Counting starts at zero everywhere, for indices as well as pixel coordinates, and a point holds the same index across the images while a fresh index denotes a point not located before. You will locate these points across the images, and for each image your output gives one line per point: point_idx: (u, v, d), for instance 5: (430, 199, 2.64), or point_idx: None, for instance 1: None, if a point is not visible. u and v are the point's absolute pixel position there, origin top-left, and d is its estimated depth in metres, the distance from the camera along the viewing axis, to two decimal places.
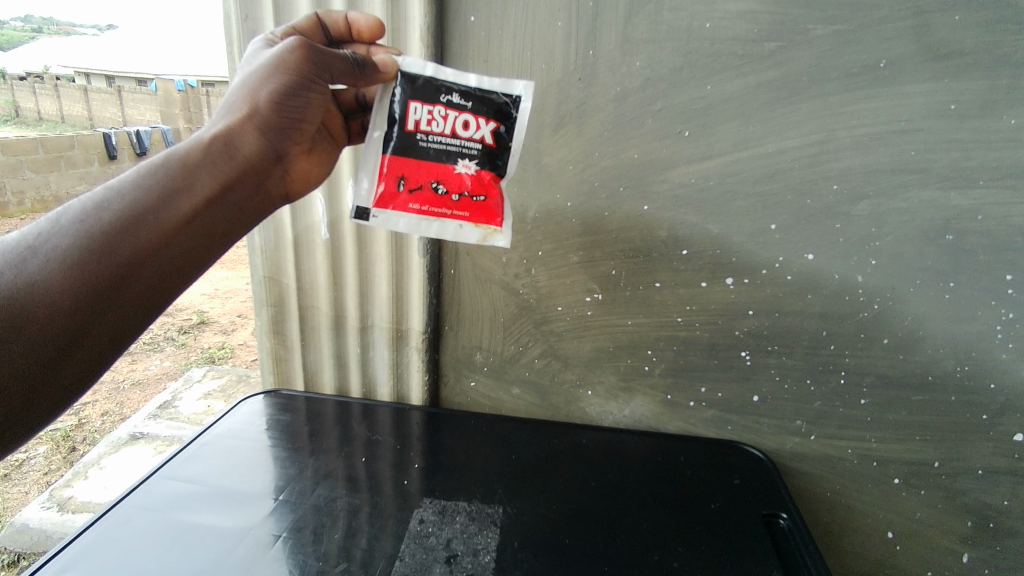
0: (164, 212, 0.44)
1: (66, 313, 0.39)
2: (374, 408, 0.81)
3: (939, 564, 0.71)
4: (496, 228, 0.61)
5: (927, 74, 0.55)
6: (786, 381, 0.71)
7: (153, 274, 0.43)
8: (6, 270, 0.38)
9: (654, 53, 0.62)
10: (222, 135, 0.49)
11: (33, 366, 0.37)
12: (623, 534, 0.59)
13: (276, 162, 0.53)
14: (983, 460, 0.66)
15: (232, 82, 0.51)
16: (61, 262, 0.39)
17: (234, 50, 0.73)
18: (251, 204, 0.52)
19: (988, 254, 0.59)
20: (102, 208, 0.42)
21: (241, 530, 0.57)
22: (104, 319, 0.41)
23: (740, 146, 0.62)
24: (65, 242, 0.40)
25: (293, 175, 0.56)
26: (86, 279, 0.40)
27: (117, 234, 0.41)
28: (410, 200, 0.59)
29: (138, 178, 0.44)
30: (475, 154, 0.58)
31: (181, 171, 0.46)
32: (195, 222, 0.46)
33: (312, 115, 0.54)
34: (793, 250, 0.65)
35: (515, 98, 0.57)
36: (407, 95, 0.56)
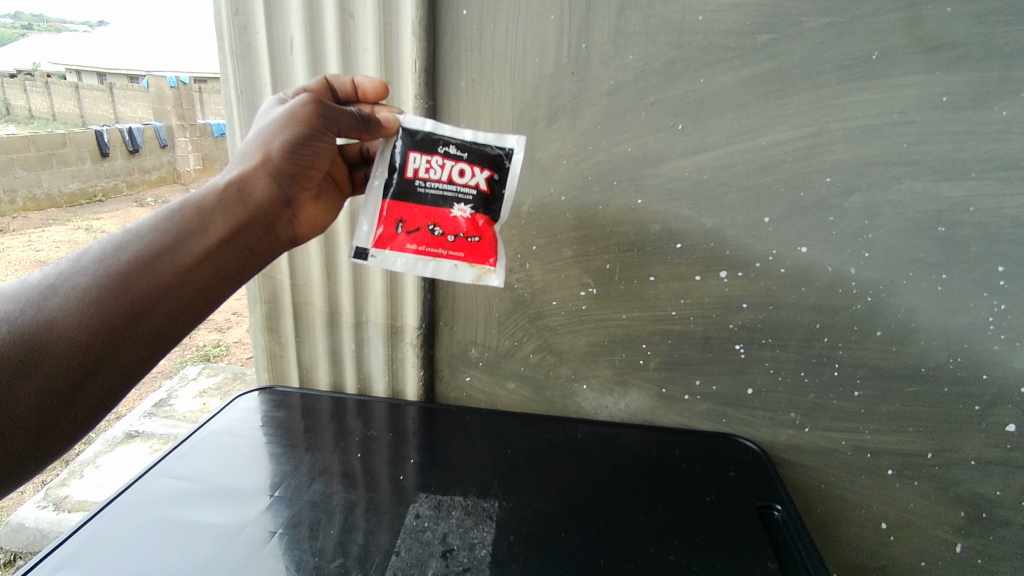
0: (176, 253, 0.47)
1: (80, 349, 0.41)
2: (369, 403, 0.81)
3: (932, 553, 0.72)
4: (491, 266, 0.61)
5: (920, 65, 0.56)
6: (780, 374, 0.71)
7: (165, 312, 0.46)
8: (27, 308, 0.40)
9: (648, 46, 0.62)
10: (236, 182, 0.52)
11: (46, 398, 0.40)
12: (619, 527, 0.59)
13: (284, 206, 0.56)
14: (976, 450, 0.67)
15: (247, 135, 0.55)
16: (78, 301, 0.42)
17: (226, 44, 0.71)
18: (259, 246, 0.54)
19: (980, 246, 0.60)
20: (120, 248, 0.45)
21: (236, 526, 0.57)
22: (115, 353, 0.43)
23: (733, 139, 0.62)
24: (83, 280, 0.43)
25: (303, 216, 0.59)
26: (99, 315, 0.42)
27: (132, 275, 0.44)
28: (406, 242, 0.61)
29: (155, 222, 0.47)
30: (470, 199, 0.60)
31: (195, 215, 0.49)
32: (204, 263, 0.49)
33: (319, 164, 0.57)
34: (786, 243, 0.65)
35: (507, 150, 0.59)
36: (406, 146, 0.59)
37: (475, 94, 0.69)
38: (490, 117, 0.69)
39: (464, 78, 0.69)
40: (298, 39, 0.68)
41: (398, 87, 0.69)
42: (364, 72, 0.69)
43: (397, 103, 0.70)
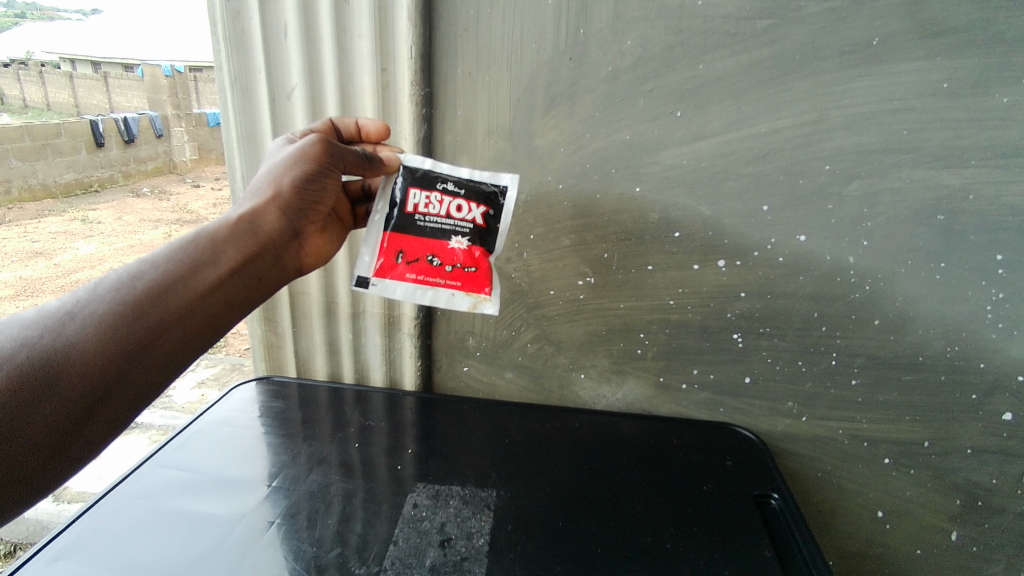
0: (193, 280, 0.49)
1: (96, 373, 0.41)
2: (367, 394, 0.81)
3: (928, 541, 0.72)
4: (486, 295, 0.66)
5: (921, 51, 0.55)
6: (778, 363, 0.71)
7: (178, 338, 0.47)
8: (45, 332, 0.40)
9: (646, 32, 0.61)
10: (248, 214, 0.55)
11: (64, 420, 0.39)
12: (617, 517, 0.59)
13: (291, 237, 0.59)
14: (973, 439, 0.67)
15: (258, 173, 0.59)
16: (96, 325, 0.42)
17: (218, 31, 0.70)
18: (267, 275, 0.57)
19: (979, 234, 0.59)
20: (137, 275, 0.46)
21: (235, 516, 0.57)
22: (131, 375, 0.43)
23: (732, 126, 0.62)
24: (101, 305, 0.43)
25: (305, 247, 0.62)
26: (118, 337, 0.43)
27: (149, 301, 0.45)
28: (406, 271, 0.65)
29: (172, 251, 0.49)
30: (467, 232, 0.64)
31: (209, 245, 0.51)
32: (217, 289, 0.51)
33: (325, 200, 0.61)
34: (785, 231, 0.65)
35: (502, 188, 0.64)
36: (407, 183, 0.64)
37: (471, 82, 0.68)
38: (487, 106, 0.69)
39: (460, 66, 0.68)
40: (292, 26, 0.68)
41: (393, 75, 0.69)
42: (359, 59, 0.68)
43: (392, 91, 0.70)
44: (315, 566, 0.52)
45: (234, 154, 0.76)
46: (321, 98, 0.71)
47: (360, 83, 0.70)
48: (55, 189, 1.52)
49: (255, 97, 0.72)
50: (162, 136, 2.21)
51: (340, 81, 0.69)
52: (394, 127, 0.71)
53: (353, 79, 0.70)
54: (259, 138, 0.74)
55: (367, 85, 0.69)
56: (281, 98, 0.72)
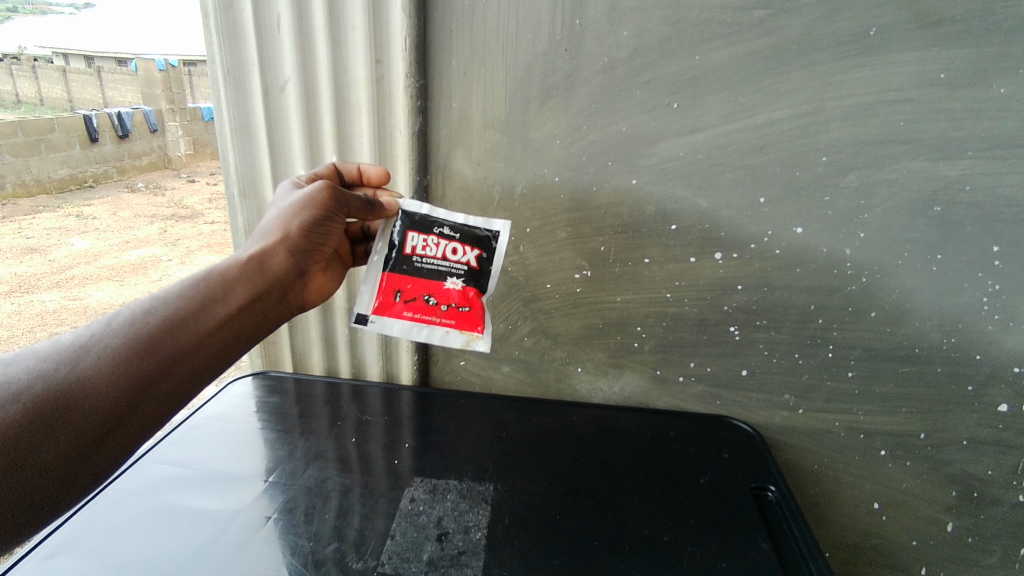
0: (202, 318, 0.50)
1: (106, 405, 0.42)
2: (364, 388, 0.81)
3: (924, 532, 0.73)
4: (479, 333, 0.67)
5: (917, 42, 0.55)
6: (775, 356, 0.71)
7: (184, 372, 0.48)
8: (60, 366, 0.41)
9: (642, 23, 0.61)
10: (258, 254, 0.56)
11: (70, 454, 0.40)
12: (614, 510, 0.59)
13: (298, 275, 0.60)
14: (968, 430, 0.67)
15: (267, 216, 0.60)
16: (108, 358, 0.43)
17: (210, 23, 0.68)
18: (272, 312, 0.58)
19: (975, 225, 0.59)
20: (149, 311, 0.47)
21: (231, 511, 0.57)
22: (137, 410, 0.44)
23: (730, 118, 0.62)
24: (113, 341, 0.44)
25: (309, 283, 0.64)
26: (127, 372, 0.43)
27: (159, 337, 0.46)
28: (404, 309, 0.67)
29: (183, 288, 0.50)
30: (462, 274, 0.66)
31: (219, 283, 0.52)
32: (225, 326, 0.51)
33: (329, 242, 0.62)
34: (782, 224, 0.64)
35: (494, 232, 0.66)
36: (405, 226, 0.66)
37: (466, 74, 0.68)
38: (482, 98, 0.69)
39: (456, 58, 0.68)
40: (285, 17, 0.67)
41: (388, 67, 0.68)
42: (353, 51, 0.68)
43: (387, 84, 0.69)
44: (312, 561, 0.52)
45: (227, 149, 0.75)
46: (315, 90, 0.70)
47: (354, 76, 0.69)
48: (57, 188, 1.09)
49: (247, 90, 0.71)
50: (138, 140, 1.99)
51: (333, 73, 0.69)
52: (389, 120, 0.71)
53: (347, 71, 0.69)
54: (253, 131, 0.74)
55: (362, 78, 0.69)
56: (274, 90, 0.71)
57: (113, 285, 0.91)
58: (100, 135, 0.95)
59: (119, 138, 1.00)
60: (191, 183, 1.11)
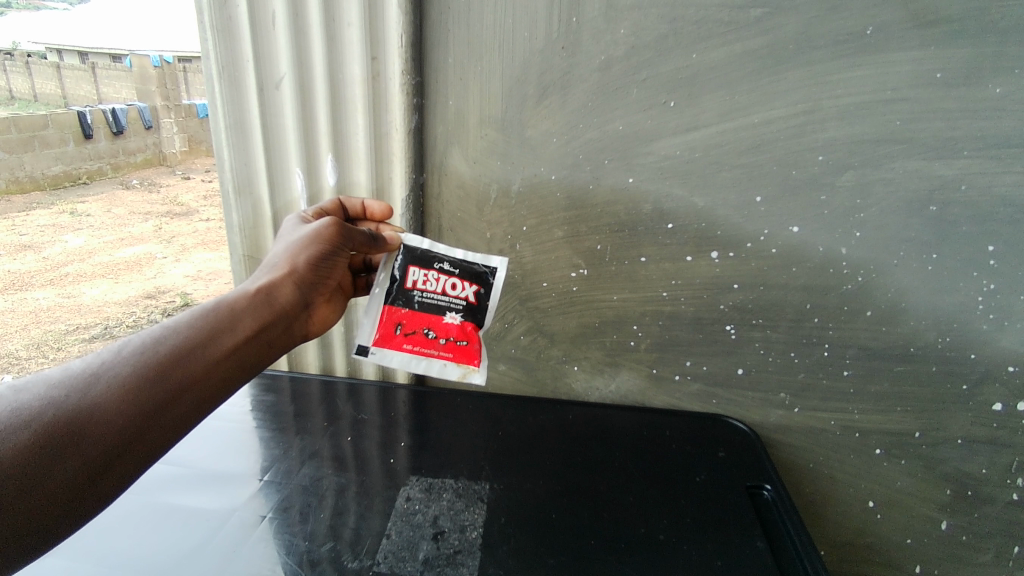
0: (215, 346, 0.47)
1: (116, 433, 0.40)
2: (359, 386, 0.81)
3: (918, 530, 0.73)
4: (475, 367, 0.69)
5: (914, 41, 0.55)
6: (771, 355, 0.71)
7: (194, 401, 0.45)
8: (69, 393, 0.39)
9: (639, 21, 0.60)
10: (268, 285, 0.55)
11: (73, 487, 0.38)
12: (611, 508, 0.59)
13: (305, 308, 0.60)
14: (963, 429, 0.67)
15: (274, 251, 0.60)
16: (118, 385, 0.41)
17: (205, 18, 0.68)
18: (280, 344, 0.56)
19: (970, 224, 0.59)
20: (161, 339, 0.45)
21: (226, 511, 0.57)
22: (144, 442, 0.41)
23: (726, 116, 0.61)
24: (125, 369, 0.42)
25: (314, 315, 0.62)
26: (137, 400, 0.41)
27: (170, 364, 0.44)
28: (404, 341, 0.69)
29: (196, 316, 0.48)
30: (460, 308, 0.68)
31: (229, 311, 0.51)
32: (236, 356, 0.49)
33: (333, 276, 0.63)
34: (778, 222, 0.64)
35: (492, 268, 0.68)
36: (406, 261, 0.68)
37: (462, 71, 0.68)
38: (478, 96, 0.68)
39: (452, 55, 0.68)
40: (280, 13, 0.66)
41: (384, 64, 0.68)
42: (349, 48, 0.67)
43: (383, 81, 0.69)
44: (307, 561, 0.51)
45: (221, 146, 0.74)
46: (311, 87, 0.70)
47: (350, 73, 0.69)
48: None
49: (242, 86, 0.71)
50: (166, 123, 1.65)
51: (329, 70, 0.69)
52: (385, 118, 0.71)
53: (342, 68, 0.69)
54: (248, 128, 0.73)
55: (357, 75, 0.68)
56: (269, 87, 0.71)
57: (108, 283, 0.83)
58: (95, 130, 0.78)
59: (113, 134, 0.80)
60: (187, 182, 0.92)
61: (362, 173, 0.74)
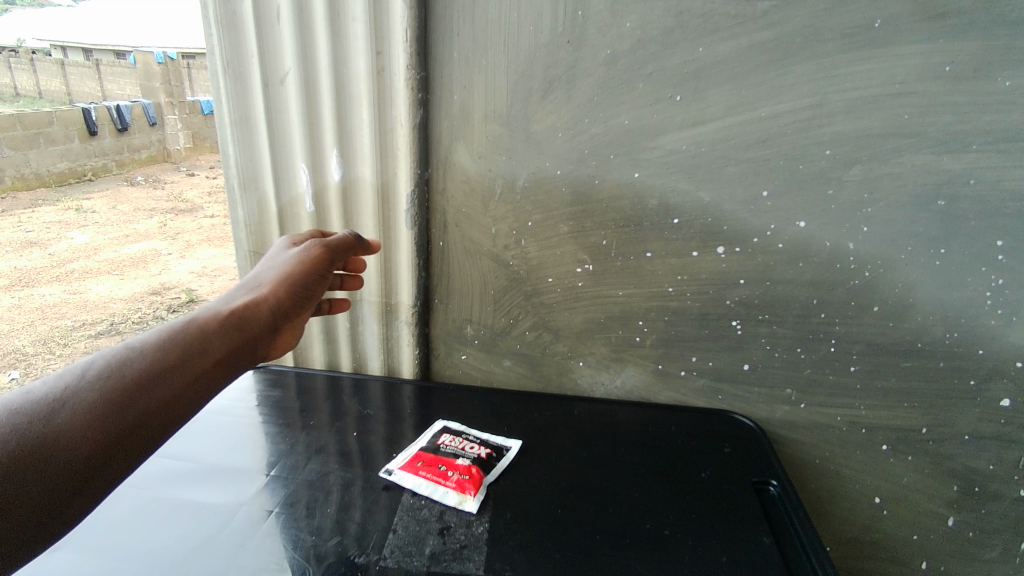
0: (190, 367, 0.43)
1: (81, 460, 0.35)
2: (365, 382, 0.81)
3: (925, 527, 0.73)
4: (470, 496, 0.58)
5: (922, 33, 0.54)
6: (777, 350, 0.71)
7: (165, 424, 0.41)
8: (30, 416, 0.35)
9: (645, 14, 0.60)
10: (246, 303, 0.51)
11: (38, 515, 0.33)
12: (616, 504, 0.59)
13: (285, 330, 0.56)
14: (970, 425, 0.67)
15: (254, 274, 0.56)
16: (82, 408, 0.36)
17: (210, 14, 0.68)
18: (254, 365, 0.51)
19: (979, 219, 0.59)
20: (128, 362, 0.41)
21: (233, 505, 0.57)
22: (111, 469, 0.37)
23: (733, 110, 0.61)
24: (90, 394, 0.37)
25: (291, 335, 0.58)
26: (102, 426, 0.37)
27: (142, 386, 0.40)
28: (418, 459, 0.64)
29: (167, 337, 0.44)
30: None
31: (203, 332, 0.46)
32: (210, 379, 0.45)
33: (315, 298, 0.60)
34: (784, 217, 0.64)
35: None
36: None
37: (467, 66, 0.68)
38: (483, 91, 0.68)
39: (457, 50, 0.67)
40: (285, 8, 0.66)
41: (388, 58, 0.68)
42: (353, 43, 0.67)
43: (387, 76, 0.69)
44: (314, 555, 0.52)
45: (228, 142, 0.75)
46: (316, 82, 0.70)
47: (354, 68, 0.69)
48: (48, 177, 1.09)
49: (248, 82, 0.71)
50: (160, 126, 1.65)
51: (333, 66, 0.68)
52: (389, 113, 0.70)
53: (347, 63, 0.69)
54: (253, 124, 0.73)
55: (362, 70, 0.68)
56: (274, 82, 0.71)
57: (113, 279, 0.97)
58: None
59: None
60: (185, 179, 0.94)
61: (367, 169, 0.73)
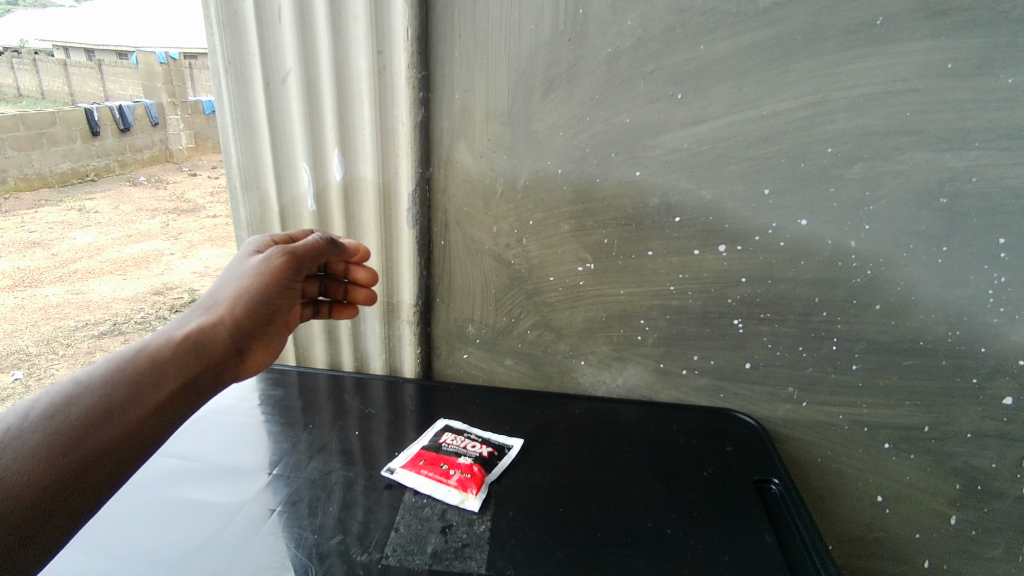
0: (141, 403, 0.40)
1: (27, 509, 0.33)
2: (367, 381, 0.81)
3: (928, 525, 0.73)
4: (472, 494, 0.59)
5: (924, 31, 0.54)
6: (778, 349, 0.71)
7: (117, 464, 0.38)
8: None
9: (646, 12, 0.60)
10: (198, 328, 0.47)
11: None
12: (618, 502, 0.59)
13: (247, 351, 0.52)
14: (973, 423, 0.67)
15: (210, 290, 0.52)
16: (23, 454, 0.34)
17: (211, 14, 0.68)
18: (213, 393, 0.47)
19: (981, 217, 0.59)
20: (72, 401, 0.38)
21: (235, 504, 0.57)
22: (62, 515, 0.35)
23: (734, 108, 0.61)
24: (31, 439, 0.35)
25: (257, 356, 0.54)
26: (47, 472, 0.34)
27: (87, 428, 0.37)
28: (419, 458, 0.64)
29: (112, 371, 0.40)
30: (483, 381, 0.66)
31: (152, 363, 0.42)
32: (164, 415, 0.41)
33: (280, 315, 0.56)
34: (786, 216, 0.64)
35: None
36: None
37: (468, 66, 0.68)
38: (484, 90, 0.68)
39: (458, 49, 0.67)
40: (286, 8, 0.67)
41: (390, 58, 0.68)
42: (354, 42, 0.67)
43: (389, 75, 0.69)
44: (316, 554, 0.52)
45: (230, 141, 0.75)
46: (317, 81, 0.70)
47: (356, 67, 0.69)
48: (50, 180, 1.08)
49: (249, 81, 0.71)
50: (163, 126, 1.54)
51: (335, 65, 0.68)
52: (390, 112, 0.71)
53: (349, 62, 0.69)
54: (255, 124, 0.74)
55: (364, 69, 0.68)
56: (276, 82, 0.71)
57: (116, 279, 0.97)
58: (100, 127, 1.25)
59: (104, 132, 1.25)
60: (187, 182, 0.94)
61: (368, 168, 0.73)
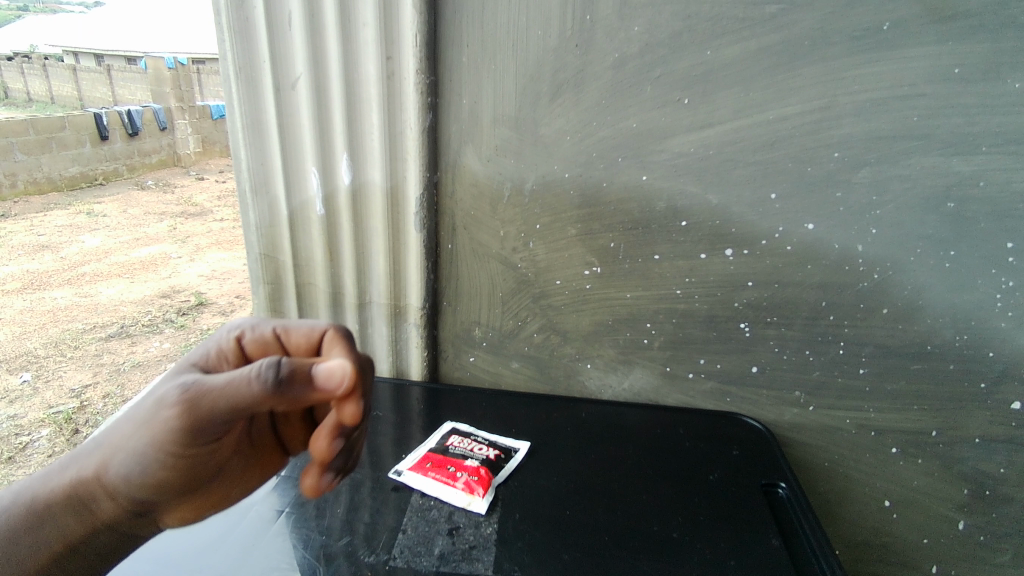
0: (24, 556, 0.43)
1: None
2: (374, 384, 0.81)
3: (935, 531, 0.72)
4: (479, 495, 0.59)
5: (931, 36, 0.54)
6: (785, 353, 0.71)
7: None
8: None
9: (653, 18, 0.60)
10: (87, 479, 0.44)
11: None
12: (624, 505, 0.59)
13: (172, 492, 0.46)
14: (981, 428, 0.66)
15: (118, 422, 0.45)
16: None
17: (222, 20, 0.69)
18: (132, 525, 0.47)
19: (989, 221, 0.59)
20: None
21: (243, 505, 0.58)
22: None
23: (741, 113, 0.61)
24: None
25: (208, 489, 0.49)
26: None
27: None
28: (426, 460, 0.64)
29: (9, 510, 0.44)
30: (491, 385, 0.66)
31: (41, 513, 0.43)
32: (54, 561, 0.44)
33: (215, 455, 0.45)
34: (793, 220, 0.64)
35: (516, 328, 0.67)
36: None
37: (476, 71, 0.68)
38: (492, 95, 0.69)
39: (466, 54, 0.68)
40: (296, 14, 0.67)
41: (398, 63, 0.68)
42: (364, 48, 0.68)
43: (397, 80, 0.69)
44: (324, 556, 0.52)
45: (240, 146, 0.75)
46: (327, 86, 0.71)
47: (365, 72, 0.69)
48: None
49: (259, 87, 0.72)
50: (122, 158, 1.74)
51: (345, 70, 0.69)
52: (399, 117, 0.71)
53: (358, 68, 0.69)
54: (264, 128, 0.74)
55: (373, 74, 0.69)
56: (286, 87, 0.72)
57: None
58: None
59: None
60: None
61: (377, 172, 0.74)
